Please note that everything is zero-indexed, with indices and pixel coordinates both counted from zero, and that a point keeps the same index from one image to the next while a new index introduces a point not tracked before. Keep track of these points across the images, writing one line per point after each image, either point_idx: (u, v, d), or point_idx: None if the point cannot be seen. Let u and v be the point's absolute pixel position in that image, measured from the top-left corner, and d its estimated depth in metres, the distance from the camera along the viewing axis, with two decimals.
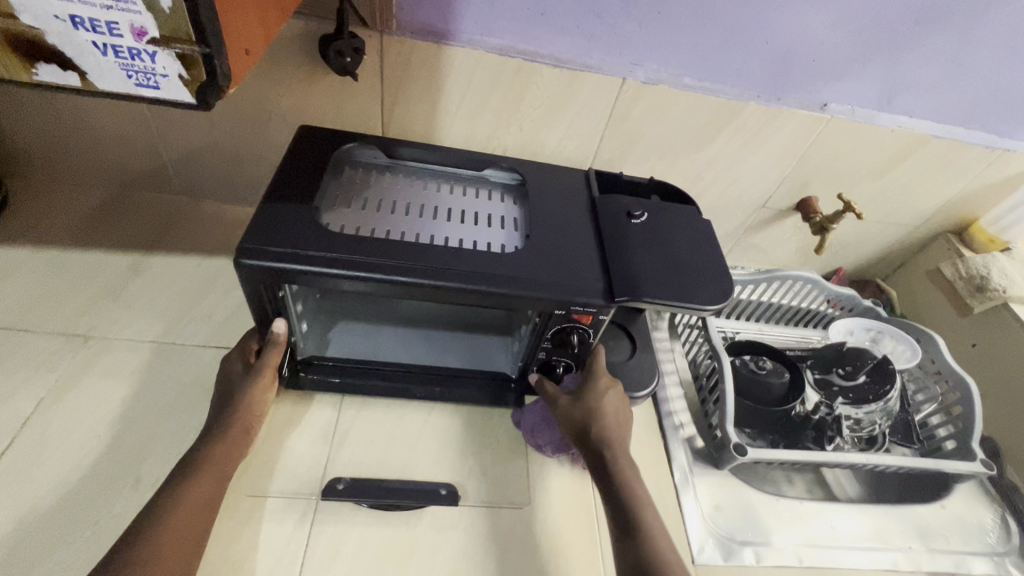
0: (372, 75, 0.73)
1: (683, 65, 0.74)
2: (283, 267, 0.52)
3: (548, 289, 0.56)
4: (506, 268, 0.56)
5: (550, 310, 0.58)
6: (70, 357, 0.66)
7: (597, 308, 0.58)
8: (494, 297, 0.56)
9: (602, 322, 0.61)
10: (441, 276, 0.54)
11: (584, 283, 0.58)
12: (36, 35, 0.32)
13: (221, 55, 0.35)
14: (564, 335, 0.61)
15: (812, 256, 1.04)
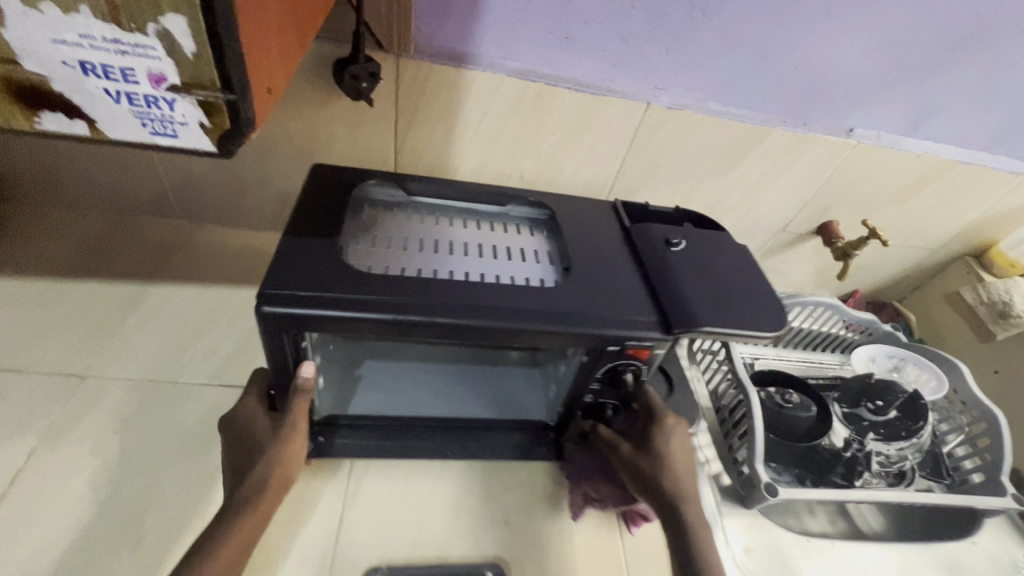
0: (388, 99, 0.70)
1: (709, 90, 0.72)
2: (317, 313, 0.48)
3: (601, 321, 0.53)
4: (555, 305, 0.53)
5: (604, 347, 0.54)
6: (65, 399, 0.62)
7: (654, 341, 0.55)
8: (541, 333, 0.52)
9: (655, 356, 0.57)
10: (491, 316, 0.51)
11: (636, 316, 0.55)
12: (41, 82, 0.28)
13: (247, 101, 0.31)
14: (616, 372, 0.58)
15: (829, 278, 1.03)
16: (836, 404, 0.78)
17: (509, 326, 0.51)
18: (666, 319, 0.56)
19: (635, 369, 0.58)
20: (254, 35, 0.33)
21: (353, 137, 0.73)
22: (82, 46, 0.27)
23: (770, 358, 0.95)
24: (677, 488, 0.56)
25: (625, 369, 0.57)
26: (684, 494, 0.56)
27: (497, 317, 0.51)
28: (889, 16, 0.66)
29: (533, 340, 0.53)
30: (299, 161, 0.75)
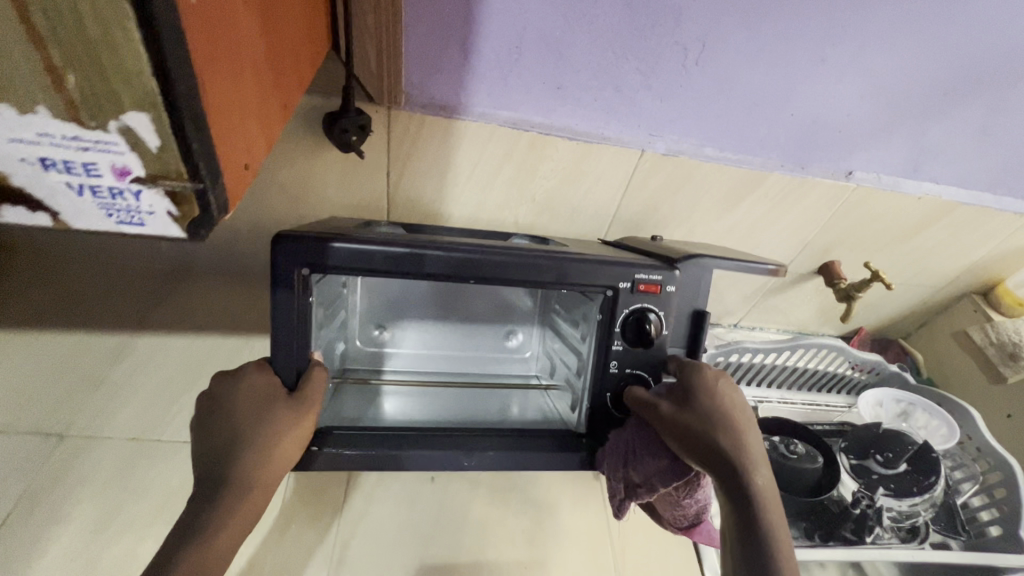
0: (379, 148, 0.69)
1: (704, 136, 0.71)
2: (336, 243, 0.50)
3: (610, 260, 0.58)
4: (565, 251, 0.58)
5: (617, 285, 0.58)
6: (42, 461, 0.60)
7: (663, 277, 0.59)
8: (552, 267, 0.56)
9: (670, 299, 0.59)
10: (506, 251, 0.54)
11: (638, 259, 0.60)
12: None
13: (217, 188, 0.30)
14: (638, 322, 0.58)
15: (833, 317, 1.00)
16: (843, 455, 0.75)
17: (521, 261, 0.55)
18: (668, 260, 0.61)
19: (654, 316, 0.59)
20: (225, 115, 0.32)
21: (344, 185, 0.72)
22: (41, 143, 0.26)
23: (774, 402, 0.93)
24: (726, 440, 0.52)
25: (646, 317, 0.58)
26: (733, 445, 0.52)
27: (512, 260, 0.55)
28: (884, 64, 0.65)
29: (548, 271, 0.55)
30: (290, 209, 0.74)
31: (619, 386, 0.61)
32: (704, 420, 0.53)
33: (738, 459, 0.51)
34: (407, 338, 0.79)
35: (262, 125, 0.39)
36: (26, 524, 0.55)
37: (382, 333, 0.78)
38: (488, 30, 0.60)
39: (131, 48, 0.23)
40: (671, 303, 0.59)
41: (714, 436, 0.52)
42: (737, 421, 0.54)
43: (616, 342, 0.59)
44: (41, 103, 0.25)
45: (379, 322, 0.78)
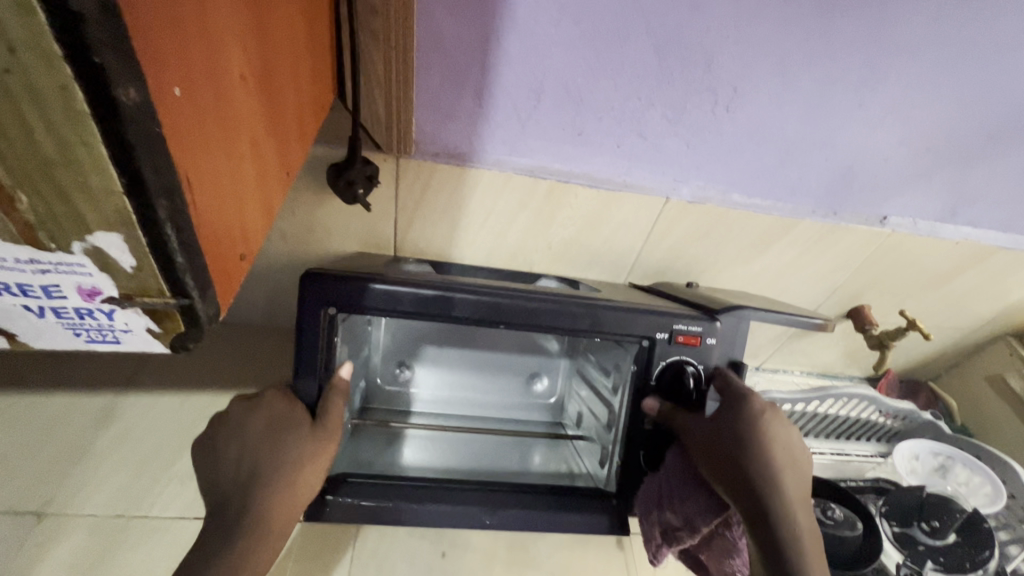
0: (387, 197, 0.65)
1: (732, 182, 0.67)
2: (357, 284, 0.47)
3: (647, 308, 0.53)
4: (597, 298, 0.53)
5: (654, 335, 0.53)
6: (16, 545, 0.54)
7: (703, 328, 0.54)
8: (584, 315, 0.51)
9: (710, 353, 0.54)
10: (533, 298, 0.50)
11: (677, 308, 0.56)
12: None
13: (206, 301, 0.26)
14: (676, 375, 0.54)
15: (860, 360, 0.95)
16: (884, 521, 0.70)
17: (548, 305, 0.50)
18: (708, 309, 0.56)
19: (693, 369, 0.54)
20: (216, 207, 0.27)
21: (349, 234, 0.68)
22: None
23: None
24: (760, 476, 0.47)
25: (684, 370, 0.54)
26: (767, 478, 0.46)
27: (540, 306, 0.50)
28: (925, 110, 0.61)
29: (578, 320, 0.51)
30: (291, 258, 0.70)
31: (654, 443, 0.55)
32: (741, 450, 0.48)
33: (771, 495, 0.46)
34: (426, 378, 0.72)
35: (260, 201, 0.34)
36: None
37: (404, 371, 0.72)
38: (505, 77, 0.56)
39: (96, 165, 0.19)
40: (713, 357, 0.54)
41: (747, 465, 0.47)
42: (779, 456, 0.48)
43: (651, 396, 0.54)
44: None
45: (400, 360, 0.71)
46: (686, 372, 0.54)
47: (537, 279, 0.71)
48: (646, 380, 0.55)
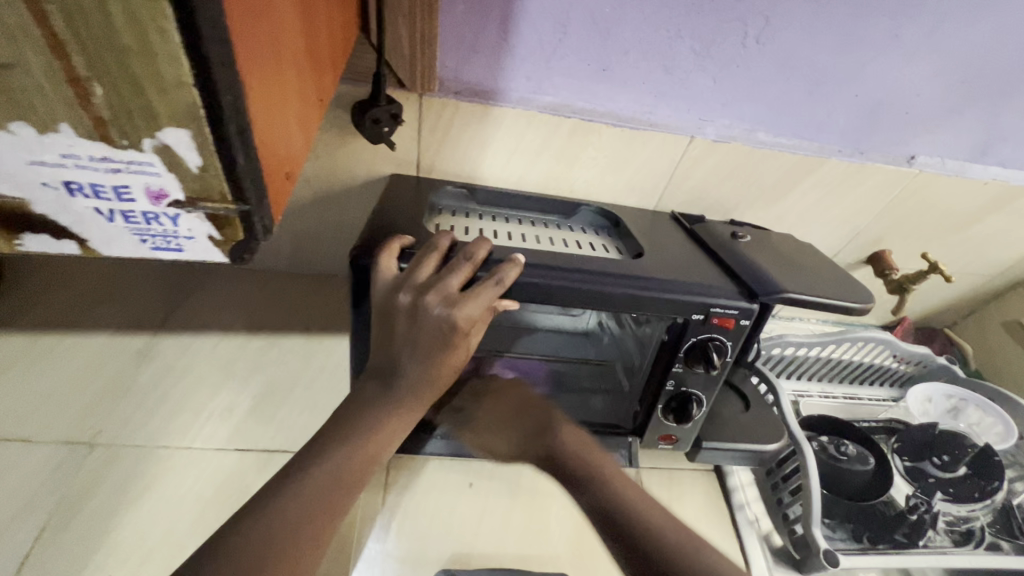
0: (409, 137, 0.64)
1: (757, 120, 0.66)
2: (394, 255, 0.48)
3: (682, 289, 0.51)
4: (628, 270, 0.52)
5: (688, 316, 0.52)
6: (73, 470, 0.58)
7: (740, 311, 0.52)
8: (621, 298, 0.50)
9: (742, 331, 0.53)
10: (570, 274, 0.49)
11: (716, 284, 0.53)
12: (22, 206, 0.24)
13: (262, 210, 0.27)
14: (703, 351, 0.53)
15: (877, 306, 0.96)
16: (896, 457, 0.73)
17: (573, 286, 0.49)
18: (746, 285, 0.54)
19: (721, 345, 0.54)
20: (265, 135, 0.28)
21: (372, 177, 0.68)
22: (66, 165, 0.22)
23: (815, 397, 0.88)
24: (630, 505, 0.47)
25: (712, 346, 0.53)
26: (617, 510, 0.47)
27: (584, 288, 0.49)
28: (961, 39, 0.59)
29: (609, 304, 0.50)
30: (313, 202, 0.71)
31: (670, 398, 0.58)
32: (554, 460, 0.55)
33: (618, 519, 0.46)
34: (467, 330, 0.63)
35: (301, 123, 0.35)
36: (59, 539, 0.52)
37: None
38: (531, 7, 0.55)
39: (171, 54, 0.20)
40: (747, 336, 0.53)
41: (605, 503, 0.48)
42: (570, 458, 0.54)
43: (677, 364, 0.55)
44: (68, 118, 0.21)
45: None
46: (712, 352, 0.53)
47: (570, 215, 0.67)
48: (675, 350, 0.55)
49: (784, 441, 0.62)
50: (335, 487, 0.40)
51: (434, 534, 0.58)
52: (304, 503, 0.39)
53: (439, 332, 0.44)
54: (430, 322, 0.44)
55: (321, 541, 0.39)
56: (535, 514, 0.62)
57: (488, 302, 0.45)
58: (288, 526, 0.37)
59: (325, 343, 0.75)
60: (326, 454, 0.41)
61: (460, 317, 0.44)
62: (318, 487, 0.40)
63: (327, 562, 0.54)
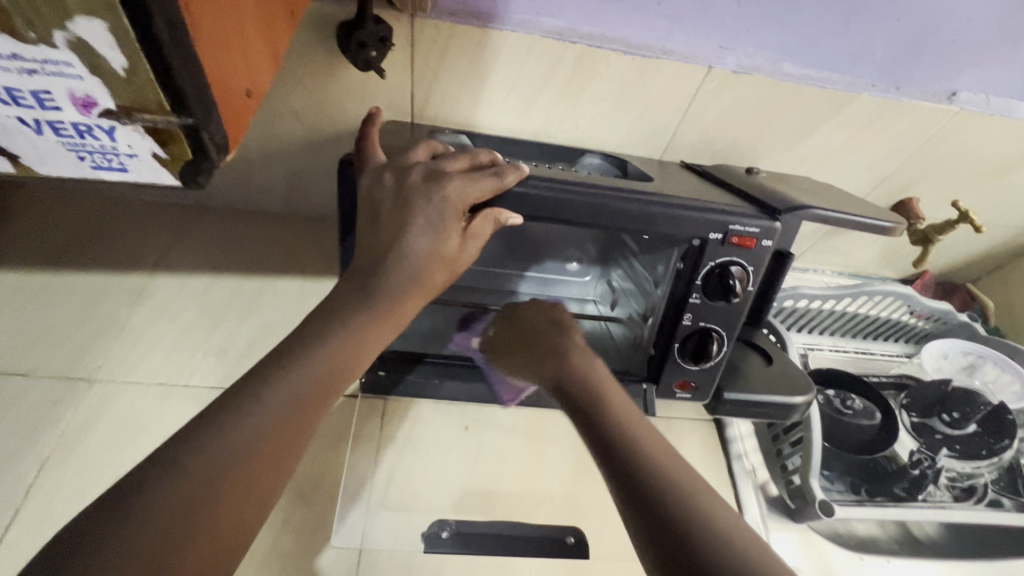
0: (402, 66, 0.60)
1: (783, 48, 0.60)
2: (384, 165, 0.47)
3: (699, 206, 0.48)
4: (640, 187, 0.49)
5: (706, 235, 0.49)
6: (72, 405, 0.58)
7: (761, 229, 0.49)
8: (634, 213, 0.47)
9: (763, 255, 0.51)
10: (582, 186, 0.46)
11: (733, 203, 0.50)
12: None
13: (210, 126, 0.28)
14: (721, 277, 0.50)
15: (897, 259, 0.91)
16: (904, 412, 0.71)
17: (585, 198, 0.46)
18: (769, 207, 0.51)
19: (740, 271, 0.51)
20: (223, 50, 0.28)
21: (363, 111, 0.64)
22: None
23: (825, 351, 0.86)
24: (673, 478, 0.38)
25: (731, 272, 0.50)
26: (635, 463, 0.39)
27: (595, 203, 0.46)
28: None
29: (625, 220, 0.47)
30: (303, 138, 0.67)
31: (688, 336, 0.55)
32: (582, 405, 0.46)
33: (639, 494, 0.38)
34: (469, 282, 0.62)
35: (266, 38, 0.33)
36: (62, 470, 0.53)
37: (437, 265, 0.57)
38: None
39: None
40: (767, 260, 0.51)
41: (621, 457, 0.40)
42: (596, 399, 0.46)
43: (694, 295, 0.53)
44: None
45: None
46: (734, 276, 0.50)
47: (573, 161, 0.64)
48: (692, 278, 0.52)
49: (810, 394, 0.59)
50: (318, 387, 0.38)
51: (428, 475, 0.58)
52: (276, 410, 0.36)
53: (431, 207, 0.45)
54: (423, 196, 0.45)
55: (300, 440, 0.37)
56: (530, 459, 0.62)
57: (486, 192, 0.44)
58: (267, 425, 0.35)
59: (321, 286, 0.74)
60: (298, 361, 0.38)
61: (452, 193, 0.45)
62: (300, 381, 0.38)
63: (322, 498, 0.54)
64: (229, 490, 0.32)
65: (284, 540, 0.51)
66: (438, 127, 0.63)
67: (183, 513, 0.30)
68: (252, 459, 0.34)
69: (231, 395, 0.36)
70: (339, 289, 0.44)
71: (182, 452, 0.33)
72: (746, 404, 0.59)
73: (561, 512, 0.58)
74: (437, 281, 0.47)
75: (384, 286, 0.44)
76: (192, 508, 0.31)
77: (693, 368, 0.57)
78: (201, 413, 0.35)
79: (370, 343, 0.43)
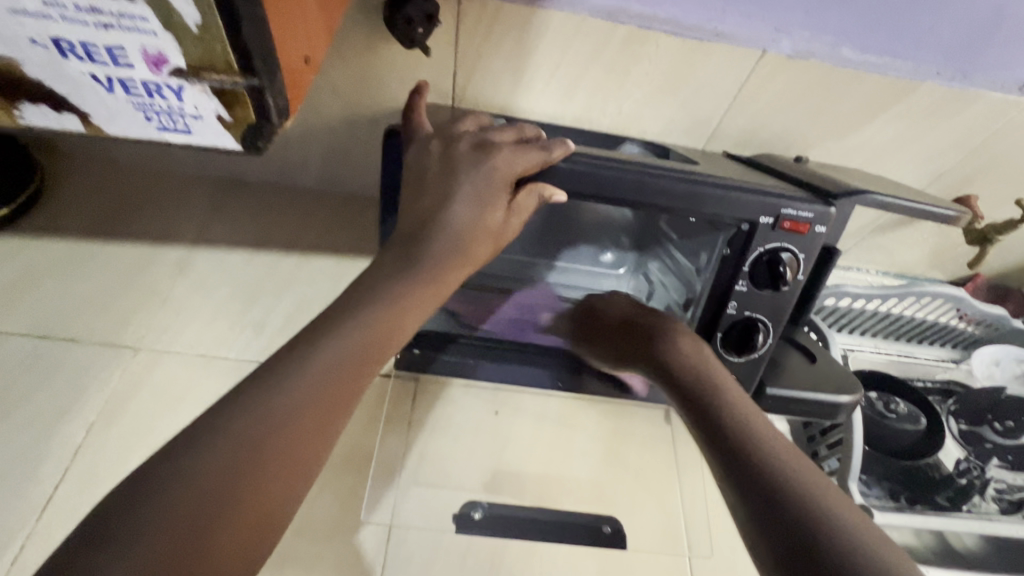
0: (445, 44, 0.59)
1: (844, 32, 0.58)
2: (429, 139, 0.47)
3: (751, 188, 0.46)
4: (689, 168, 0.48)
5: (756, 219, 0.47)
6: (118, 371, 0.60)
7: (815, 214, 0.47)
8: (683, 194, 0.45)
9: (815, 242, 0.49)
10: (629, 164, 0.45)
11: (787, 187, 0.48)
12: (12, 67, 0.28)
13: (273, 90, 0.30)
14: (770, 263, 0.49)
15: (949, 260, 0.87)
16: (951, 419, 0.71)
17: (633, 175, 0.44)
18: (823, 192, 0.49)
19: (791, 259, 0.49)
20: (289, 13, 0.30)
21: (405, 90, 0.63)
22: (52, 18, 0.26)
23: (867, 352, 0.83)
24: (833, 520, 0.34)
25: (781, 258, 0.48)
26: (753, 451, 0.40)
27: (644, 182, 0.45)
28: None
29: (673, 201, 0.46)
30: (344, 117, 0.67)
31: (733, 326, 0.53)
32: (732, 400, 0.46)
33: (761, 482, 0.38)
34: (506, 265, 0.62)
35: (324, 8, 0.35)
36: (108, 434, 0.55)
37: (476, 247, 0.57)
38: None
39: None
40: (820, 246, 0.48)
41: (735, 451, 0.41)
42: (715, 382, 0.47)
43: (740, 283, 0.51)
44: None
45: None
46: (785, 262, 0.48)
47: (613, 147, 0.63)
48: (738, 264, 0.50)
49: (859, 393, 0.56)
50: (358, 359, 0.38)
51: (457, 457, 0.59)
52: (318, 382, 0.36)
53: (477, 179, 0.45)
54: (469, 168, 0.45)
55: (341, 412, 0.37)
56: (559, 446, 0.61)
57: (533, 164, 0.44)
58: (309, 396, 0.35)
59: (355, 265, 0.74)
60: (339, 332, 0.38)
61: (499, 165, 0.45)
62: (341, 353, 0.37)
63: (353, 473, 0.55)
64: (274, 458, 0.32)
65: (317, 513, 0.52)
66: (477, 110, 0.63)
67: (230, 476, 0.31)
68: (295, 428, 0.34)
69: (274, 364, 0.36)
70: (381, 263, 0.44)
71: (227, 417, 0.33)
72: (788, 400, 0.57)
73: (589, 501, 0.57)
74: (479, 253, 0.46)
75: (427, 259, 0.43)
76: (237, 471, 0.31)
77: (735, 359, 0.56)
78: (247, 379, 0.35)
79: (410, 316, 0.42)
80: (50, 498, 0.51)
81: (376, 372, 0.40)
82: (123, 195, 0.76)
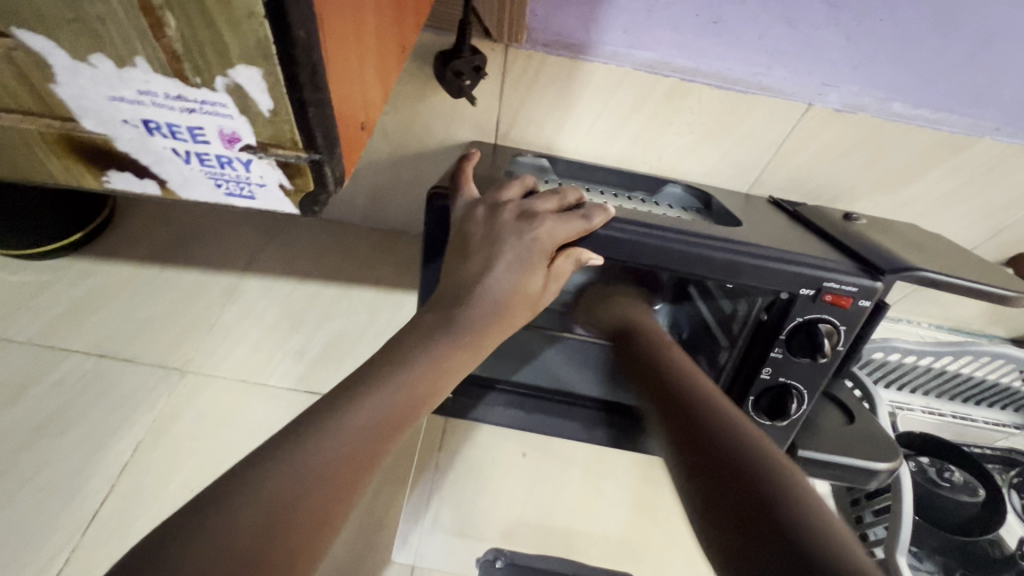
0: (491, 93, 0.61)
1: (897, 88, 0.56)
2: (474, 199, 0.49)
3: (790, 258, 0.46)
4: (725, 233, 0.48)
5: (795, 290, 0.46)
6: (166, 393, 0.63)
7: (860, 289, 0.45)
8: (719, 262, 0.45)
9: (859, 316, 0.47)
10: (662, 230, 0.46)
11: (830, 256, 0.47)
12: (103, 140, 0.32)
13: (332, 160, 0.32)
14: (809, 334, 0.47)
15: (1010, 317, 0.82)
16: (1014, 492, 0.67)
17: (670, 241, 0.45)
18: (869, 264, 0.47)
19: (831, 330, 0.47)
20: (351, 92, 0.32)
21: (451, 134, 0.66)
22: (144, 102, 0.30)
23: (918, 412, 0.78)
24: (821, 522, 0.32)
25: (821, 330, 0.47)
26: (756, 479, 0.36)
27: (678, 247, 0.45)
28: None
29: (706, 267, 0.46)
30: (391, 157, 0.70)
31: (766, 391, 0.52)
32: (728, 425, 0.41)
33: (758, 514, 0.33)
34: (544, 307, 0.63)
35: (380, 79, 0.37)
36: (152, 453, 0.58)
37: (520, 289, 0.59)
38: None
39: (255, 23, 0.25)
40: (864, 320, 0.47)
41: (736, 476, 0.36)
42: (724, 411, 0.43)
43: (776, 350, 0.49)
44: (152, 47, 0.27)
45: None
46: (825, 335, 0.47)
47: (654, 192, 0.63)
48: (774, 333, 0.49)
49: (895, 461, 0.53)
50: (387, 421, 0.38)
51: (483, 501, 0.58)
52: (351, 441, 0.36)
53: (519, 244, 0.46)
54: (513, 232, 0.46)
55: (365, 474, 0.36)
56: (588, 494, 0.60)
57: (573, 233, 0.46)
58: (339, 454, 0.35)
59: (394, 298, 0.76)
60: (376, 391, 0.39)
61: (542, 232, 0.46)
62: (375, 412, 0.38)
63: (380, 510, 0.56)
64: (302, 520, 0.31)
65: (342, 550, 0.53)
66: (518, 150, 0.64)
67: (258, 536, 0.30)
68: (325, 488, 0.33)
69: (308, 418, 0.36)
70: (417, 319, 0.45)
71: (260, 474, 0.32)
72: (823, 465, 0.54)
73: (616, 557, 0.55)
74: (517, 314, 0.47)
75: (462, 324, 0.44)
76: (265, 530, 0.30)
77: (767, 424, 0.54)
78: (280, 432, 0.35)
79: (444, 379, 0.42)
80: (97, 512, 0.53)
81: (403, 434, 0.39)
82: (182, 223, 0.82)
